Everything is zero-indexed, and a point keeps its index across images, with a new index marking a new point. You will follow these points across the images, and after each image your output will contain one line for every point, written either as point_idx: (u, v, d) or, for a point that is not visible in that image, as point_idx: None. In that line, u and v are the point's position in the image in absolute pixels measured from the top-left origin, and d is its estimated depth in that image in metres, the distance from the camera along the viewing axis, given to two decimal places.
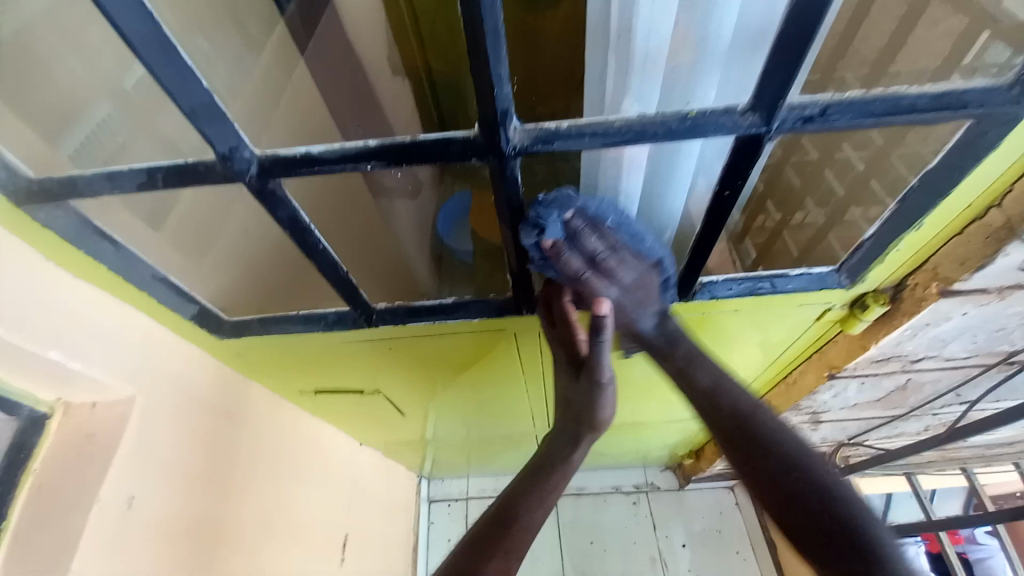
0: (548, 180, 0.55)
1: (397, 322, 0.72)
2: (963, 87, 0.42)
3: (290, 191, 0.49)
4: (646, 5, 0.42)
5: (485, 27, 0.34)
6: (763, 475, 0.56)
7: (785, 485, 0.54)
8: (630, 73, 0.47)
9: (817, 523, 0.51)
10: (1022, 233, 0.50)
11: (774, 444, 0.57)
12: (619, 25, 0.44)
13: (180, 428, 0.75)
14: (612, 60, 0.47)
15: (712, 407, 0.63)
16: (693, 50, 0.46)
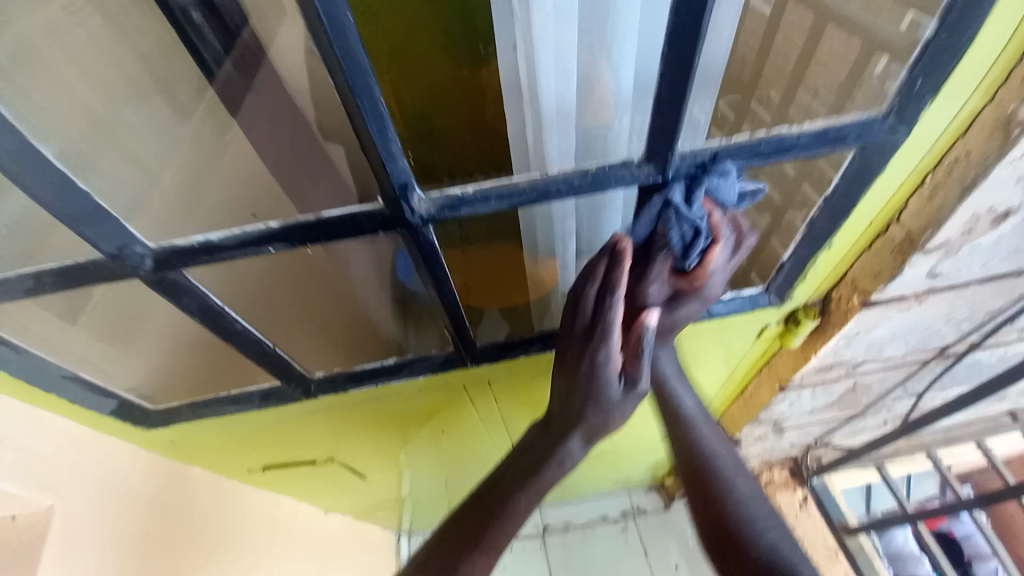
0: (487, 233, 0.55)
1: (337, 388, 0.70)
2: (842, 122, 0.45)
3: (197, 279, 0.50)
4: (547, 62, 0.40)
5: (365, 112, 0.34)
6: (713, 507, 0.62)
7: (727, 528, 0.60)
8: (544, 128, 0.45)
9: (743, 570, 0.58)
10: (922, 245, 0.53)
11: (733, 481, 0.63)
12: (526, 83, 0.42)
13: (112, 528, 0.69)
14: (527, 116, 0.44)
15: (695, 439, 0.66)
16: (610, 102, 0.44)
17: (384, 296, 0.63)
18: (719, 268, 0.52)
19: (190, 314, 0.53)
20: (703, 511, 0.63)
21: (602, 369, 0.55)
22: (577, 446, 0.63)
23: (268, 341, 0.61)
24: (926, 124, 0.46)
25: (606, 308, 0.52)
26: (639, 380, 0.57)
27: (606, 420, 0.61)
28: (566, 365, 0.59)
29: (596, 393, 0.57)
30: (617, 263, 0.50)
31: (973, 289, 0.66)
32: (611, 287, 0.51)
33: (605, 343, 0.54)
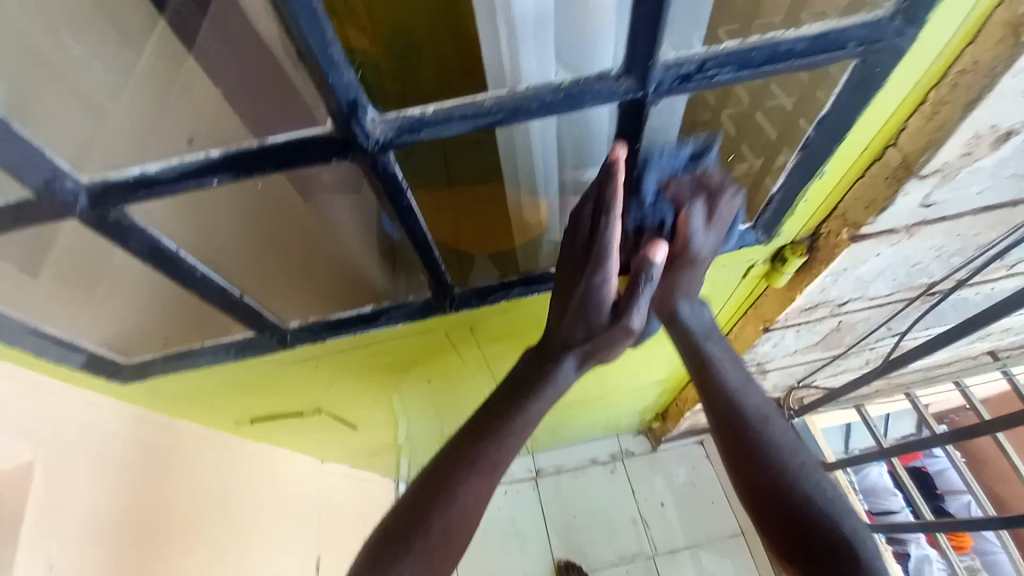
0: (465, 167, 0.53)
1: (314, 337, 0.68)
2: (841, 26, 0.41)
3: (142, 219, 0.47)
4: None
5: (297, 3, 0.29)
6: (756, 460, 0.56)
7: (769, 477, 0.55)
8: (520, 43, 0.41)
9: (793, 521, 0.52)
10: (918, 171, 0.51)
11: (767, 429, 0.58)
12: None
13: (105, 476, 0.69)
14: (502, 34, 0.41)
15: (713, 385, 0.62)
16: (592, 9, 0.40)
17: (349, 249, 0.64)
18: (703, 243, 0.58)
19: (141, 257, 0.50)
20: (743, 463, 0.57)
21: (596, 290, 0.57)
22: (571, 365, 0.63)
23: (234, 289, 0.59)
24: (932, 31, 0.42)
25: (601, 228, 0.52)
26: (629, 314, 0.59)
27: (599, 344, 0.62)
28: (562, 283, 0.59)
29: (588, 314, 0.59)
30: (610, 176, 0.48)
31: (965, 220, 0.65)
32: (605, 204, 0.50)
33: (600, 263, 0.54)
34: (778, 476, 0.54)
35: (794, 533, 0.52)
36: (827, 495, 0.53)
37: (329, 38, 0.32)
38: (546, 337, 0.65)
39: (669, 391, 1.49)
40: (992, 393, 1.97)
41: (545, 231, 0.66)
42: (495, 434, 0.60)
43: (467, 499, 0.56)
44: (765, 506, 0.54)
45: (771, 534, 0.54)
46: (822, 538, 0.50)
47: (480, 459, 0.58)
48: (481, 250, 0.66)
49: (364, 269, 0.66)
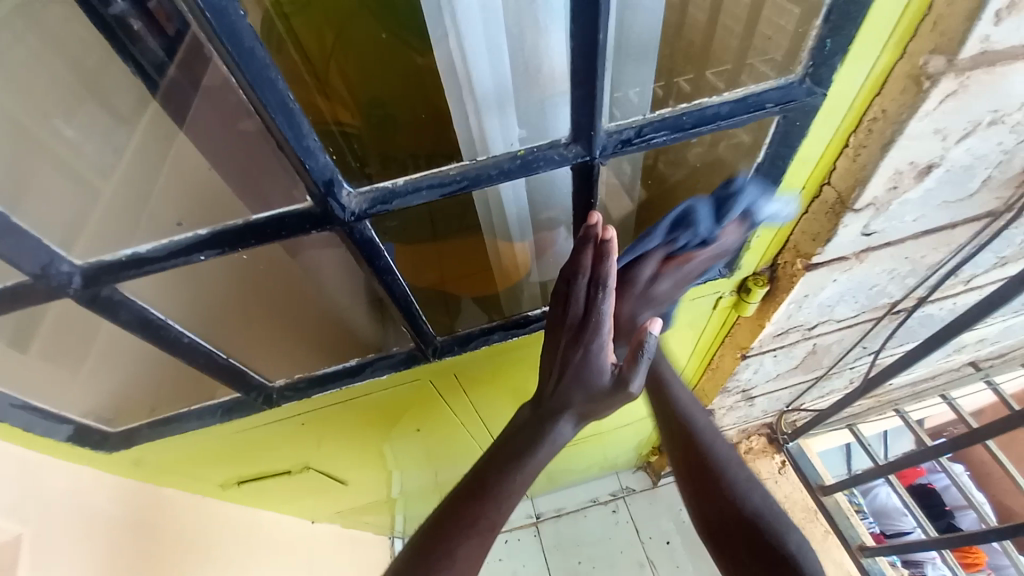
0: (446, 223, 0.56)
1: (300, 395, 0.69)
2: (759, 89, 0.47)
3: (132, 293, 0.50)
4: (480, 52, 0.45)
5: (273, 105, 0.34)
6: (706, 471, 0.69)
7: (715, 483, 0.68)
8: (486, 112, 0.48)
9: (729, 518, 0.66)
10: (852, 205, 0.56)
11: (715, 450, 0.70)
12: (461, 68, 0.45)
13: (94, 550, 0.68)
14: (469, 107, 0.48)
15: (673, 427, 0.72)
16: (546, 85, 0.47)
17: (324, 314, 0.65)
18: (692, 271, 0.62)
19: (131, 329, 0.52)
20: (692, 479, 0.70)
21: (594, 357, 0.60)
22: (569, 426, 0.65)
23: (220, 352, 0.61)
24: (842, 88, 0.48)
25: (595, 300, 0.56)
26: (630, 380, 0.60)
27: (597, 406, 0.63)
28: (557, 349, 0.62)
29: (588, 380, 0.62)
30: (603, 257, 0.52)
31: (910, 244, 0.69)
32: (599, 281, 0.55)
33: (597, 333, 0.58)
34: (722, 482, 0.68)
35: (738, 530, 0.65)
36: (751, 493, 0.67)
37: (305, 130, 0.36)
38: (542, 396, 0.66)
39: (662, 423, 1.49)
40: (983, 404, 1.99)
41: (527, 274, 0.70)
42: (490, 492, 0.61)
43: (464, 561, 0.58)
44: (728, 535, 0.66)
45: (709, 522, 0.68)
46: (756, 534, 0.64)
47: (477, 519, 0.60)
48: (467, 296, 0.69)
49: (351, 321, 0.66)
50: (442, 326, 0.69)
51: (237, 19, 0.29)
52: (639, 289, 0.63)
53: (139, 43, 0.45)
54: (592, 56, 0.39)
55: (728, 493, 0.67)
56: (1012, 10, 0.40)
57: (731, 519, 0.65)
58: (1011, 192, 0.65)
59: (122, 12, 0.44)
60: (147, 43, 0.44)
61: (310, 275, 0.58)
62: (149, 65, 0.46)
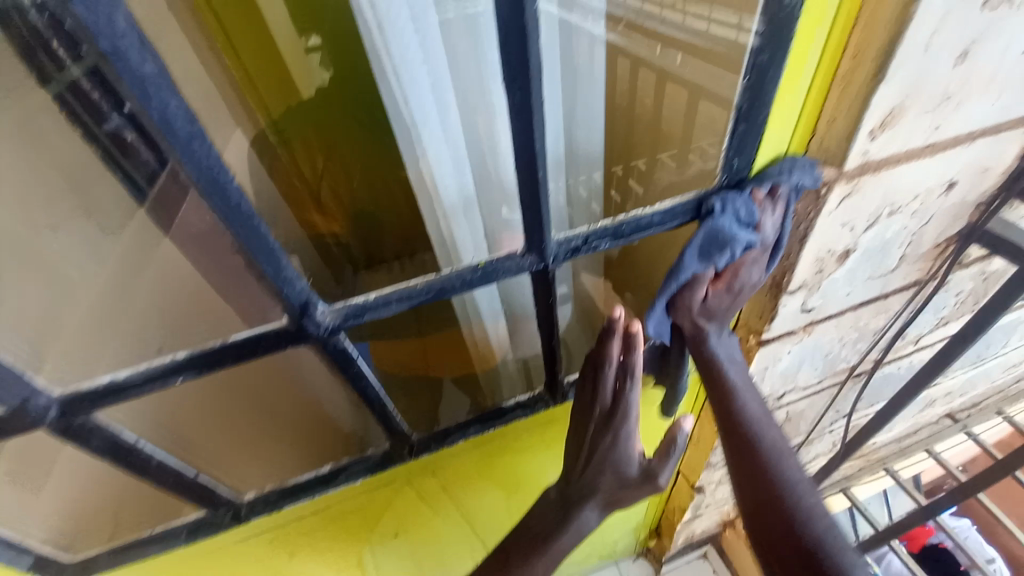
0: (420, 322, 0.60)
1: (270, 508, 0.66)
2: (684, 200, 0.54)
3: (105, 419, 0.50)
4: (446, 172, 0.56)
5: (254, 244, 0.39)
6: (761, 486, 0.57)
7: (772, 500, 0.56)
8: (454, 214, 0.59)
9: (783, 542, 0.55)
10: (787, 287, 0.62)
11: (779, 462, 0.57)
12: (431, 183, 0.57)
13: None
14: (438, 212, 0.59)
15: (728, 420, 0.60)
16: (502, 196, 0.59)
17: (307, 416, 0.66)
18: (751, 280, 0.55)
19: (98, 456, 0.51)
20: (752, 498, 0.58)
21: (623, 445, 0.62)
22: (593, 513, 0.65)
23: (189, 470, 0.59)
24: (756, 191, 0.55)
25: (625, 390, 0.60)
26: (658, 473, 0.65)
27: (621, 493, 0.65)
28: (585, 434, 0.65)
29: (615, 465, 0.63)
30: (632, 348, 0.58)
31: (850, 315, 0.75)
32: (627, 371, 0.60)
33: (625, 421, 0.61)
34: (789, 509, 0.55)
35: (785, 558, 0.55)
36: (807, 501, 0.56)
37: (282, 262, 0.41)
38: (568, 480, 0.68)
39: (656, 503, 1.43)
40: (970, 456, 1.99)
41: (504, 357, 0.75)
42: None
43: None
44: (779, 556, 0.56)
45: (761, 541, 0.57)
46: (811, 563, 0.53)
47: None
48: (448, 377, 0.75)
49: (335, 420, 0.67)
50: (428, 419, 0.71)
51: (226, 180, 0.36)
52: (692, 310, 0.57)
53: (130, 158, 0.43)
54: (534, 184, 0.46)
55: (780, 511, 0.56)
56: (884, 127, 0.48)
57: (778, 532, 0.56)
58: (927, 264, 0.73)
59: (115, 126, 0.40)
60: (129, 166, 0.44)
61: (287, 382, 0.60)
62: (142, 179, 0.44)
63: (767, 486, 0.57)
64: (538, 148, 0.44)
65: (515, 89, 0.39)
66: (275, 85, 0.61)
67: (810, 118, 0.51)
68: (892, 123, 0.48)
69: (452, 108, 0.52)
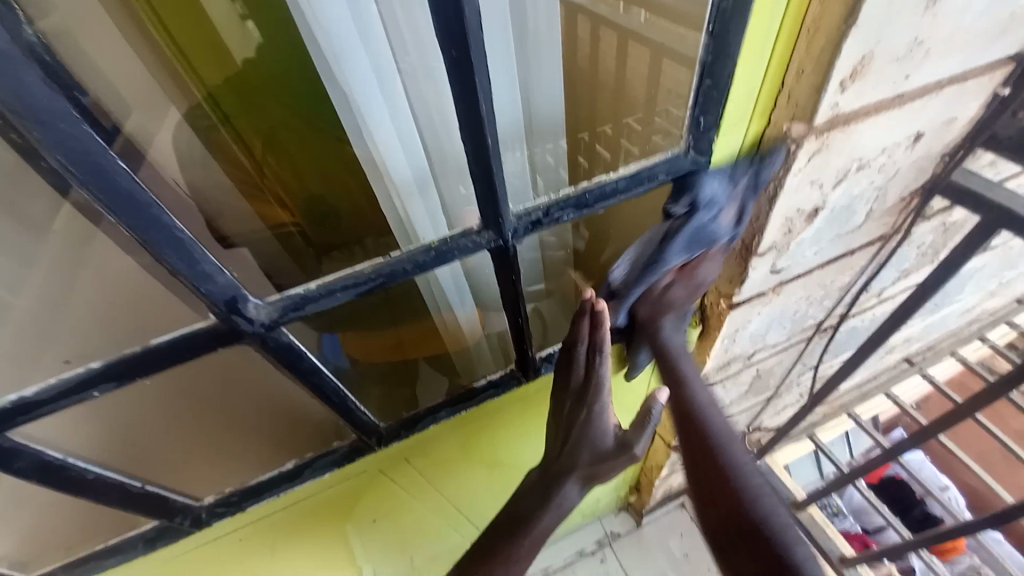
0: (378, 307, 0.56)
1: (234, 510, 0.63)
2: (650, 164, 0.50)
3: (24, 438, 0.45)
4: (394, 148, 0.52)
5: (160, 238, 0.34)
6: (709, 469, 0.57)
7: (721, 483, 0.56)
8: (409, 194, 0.54)
9: (732, 525, 0.54)
10: (756, 250, 0.60)
11: (728, 446, 0.58)
12: (380, 162, 0.53)
13: None
14: (391, 192, 0.55)
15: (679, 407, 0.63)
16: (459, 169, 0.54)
17: (269, 414, 0.62)
18: (704, 277, 0.64)
19: (24, 478, 0.47)
20: (699, 484, 0.58)
21: (597, 418, 0.62)
22: (575, 488, 0.63)
23: (134, 480, 0.55)
24: (724, 152, 0.52)
25: (595, 364, 0.60)
26: (634, 443, 0.63)
27: (604, 467, 0.63)
28: (563, 410, 0.65)
29: (591, 440, 0.63)
30: (598, 323, 0.58)
31: (818, 273, 0.75)
32: (596, 345, 0.60)
33: (598, 395, 0.62)
34: (734, 495, 0.55)
35: (737, 538, 0.54)
36: (756, 484, 0.56)
37: (200, 256, 0.36)
38: (548, 459, 0.66)
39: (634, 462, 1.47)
40: (924, 396, 2.12)
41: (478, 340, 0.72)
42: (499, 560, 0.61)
43: None
44: (731, 542, 0.54)
45: (711, 528, 0.56)
46: (759, 544, 0.52)
47: None
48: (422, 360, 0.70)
49: (305, 415, 0.63)
50: (401, 405, 0.68)
51: (111, 166, 0.31)
52: (652, 296, 0.65)
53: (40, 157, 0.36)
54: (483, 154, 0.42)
55: (727, 490, 0.55)
56: (854, 78, 0.45)
57: (726, 516, 0.55)
58: (892, 218, 0.73)
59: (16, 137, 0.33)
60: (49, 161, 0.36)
61: (225, 381, 0.55)
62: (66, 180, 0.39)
63: (710, 470, 0.57)
64: (484, 114, 0.39)
65: (450, 47, 0.35)
66: (209, 53, 0.51)
67: (778, 71, 0.48)
68: (862, 74, 0.45)
69: (393, 78, 0.46)
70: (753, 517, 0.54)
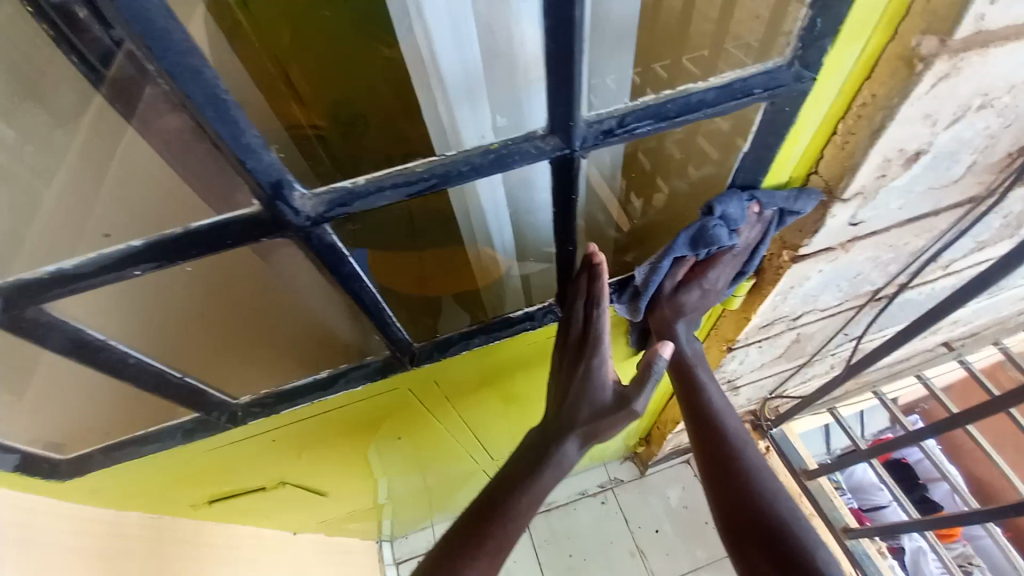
0: (412, 219, 0.51)
1: (267, 411, 0.64)
2: (746, 75, 0.44)
3: (63, 314, 0.44)
4: (446, 43, 0.45)
5: (199, 98, 0.30)
6: (726, 463, 0.64)
7: (737, 480, 0.62)
8: (457, 101, 0.49)
9: (746, 517, 0.60)
10: (840, 194, 0.54)
11: (743, 444, 0.65)
12: (428, 58, 0.46)
13: None
14: (436, 95, 0.49)
15: (694, 407, 0.69)
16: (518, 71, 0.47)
17: (300, 328, 0.61)
18: (716, 279, 0.64)
19: (65, 354, 0.47)
20: (715, 477, 0.64)
21: (596, 370, 0.61)
22: (575, 447, 0.61)
23: (173, 371, 0.55)
24: (833, 68, 0.45)
25: (591, 316, 0.61)
26: (633, 399, 0.60)
27: (606, 426, 0.61)
28: (565, 364, 0.65)
29: (590, 394, 0.62)
30: (595, 276, 0.60)
31: (894, 232, 0.68)
32: (592, 297, 0.61)
33: (598, 346, 0.61)
34: (751, 490, 0.61)
35: (751, 530, 0.59)
36: (770, 484, 0.61)
37: (245, 127, 0.33)
38: (550, 418, 0.65)
39: (649, 415, 1.47)
40: (953, 382, 2.05)
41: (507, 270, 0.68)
42: (498, 515, 0.58)
43: None
44: (744, 532, 0.60)
45: (726, 519, 0.62)
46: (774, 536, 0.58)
47: (482, 539, 0.56)
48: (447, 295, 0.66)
49: (328, 327, 0.61)
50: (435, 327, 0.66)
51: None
52: (663, 296, 0.66)
53: (81, 35, 0.35)
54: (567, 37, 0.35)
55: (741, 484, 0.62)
56: None
57: (741, 511, 0.61)
58: (993, 177, 0.65)
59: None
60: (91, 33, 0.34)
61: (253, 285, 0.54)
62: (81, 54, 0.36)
63: (726, 464, 0.64)
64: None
65: None
66: None
67: None
68: None
69: None
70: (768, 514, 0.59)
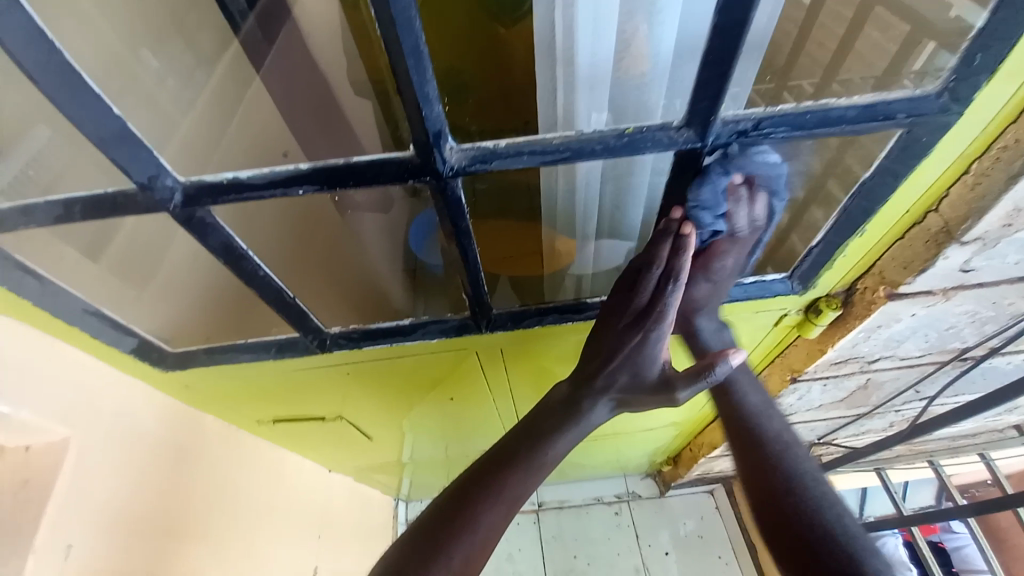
0: (505, 197, 0.55)
1: (352, 345, 0.70)
2: (890, 98, 0.44)
3: (222, 218, 0.51)
4: (584, 27, 0.44)
5: (404, 44, 0.35)
6: (763, 460, 0.58)
7: (778, 474, 0.56)
8: (577, 89, 0.48)
9: (787, 511, 0.53)
10: (958, 236, 0.53)
11: (786, 443, 0.58)
12: (562, 39, 0.46)
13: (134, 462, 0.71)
14: (560, 77, 0.48)
15: (728, 398, 0.64)
16: (646, 59, 0.46)
17: (397, 268, 0.70)
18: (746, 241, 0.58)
19: (215, 254, 0.54)
20: (748, 466, 0.59)
21: (650, 346, 0.58)
22: (604, 408, 0.62)
23: (289, 291, 0.62)
24: (982, 105, 0.44)
25: (663, 291, 0.55)
26: (677, 387, 0.59)
27: (639, 394, 0.61)
28: (611, 331, 0.61)
29: (637, 367, 0.60)
30: (681, 249, 0.52)
31: (1003, 288, 0.65)
32: (672, 273, 0.54)
33: (659, 322, 0.57)
34: (795, 487, 0.55)
35: (788, 522, 0.53)
36: (819, 486, 0.55)
37: (427, 77, 0.38)
38: (581, 374, 0.64)
39: (684, 435, 1.45)
40: (1017, 470, 1.87)
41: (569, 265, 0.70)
42: (522, 466, 0.59)
43: (488, 531, 0.55)
44: (779, 526, 0.53)
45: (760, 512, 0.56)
46: (820, 538, 0.51)
47: (501, 488, 0.57)
48: (507, 278, 0.68)
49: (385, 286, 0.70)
50: (512, 300, 0.70)
51: None
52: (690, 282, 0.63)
53: None
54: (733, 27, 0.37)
55: (782, 477, 0.56)
56: None
57: (780, 505, 0.54)
58: None
59: None
60: None
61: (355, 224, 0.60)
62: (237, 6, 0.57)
63: (762, 459, 0.58)
64: None
65: None
66: None
67: None
68: None
69: None
70: (819, 519, 0.52)
